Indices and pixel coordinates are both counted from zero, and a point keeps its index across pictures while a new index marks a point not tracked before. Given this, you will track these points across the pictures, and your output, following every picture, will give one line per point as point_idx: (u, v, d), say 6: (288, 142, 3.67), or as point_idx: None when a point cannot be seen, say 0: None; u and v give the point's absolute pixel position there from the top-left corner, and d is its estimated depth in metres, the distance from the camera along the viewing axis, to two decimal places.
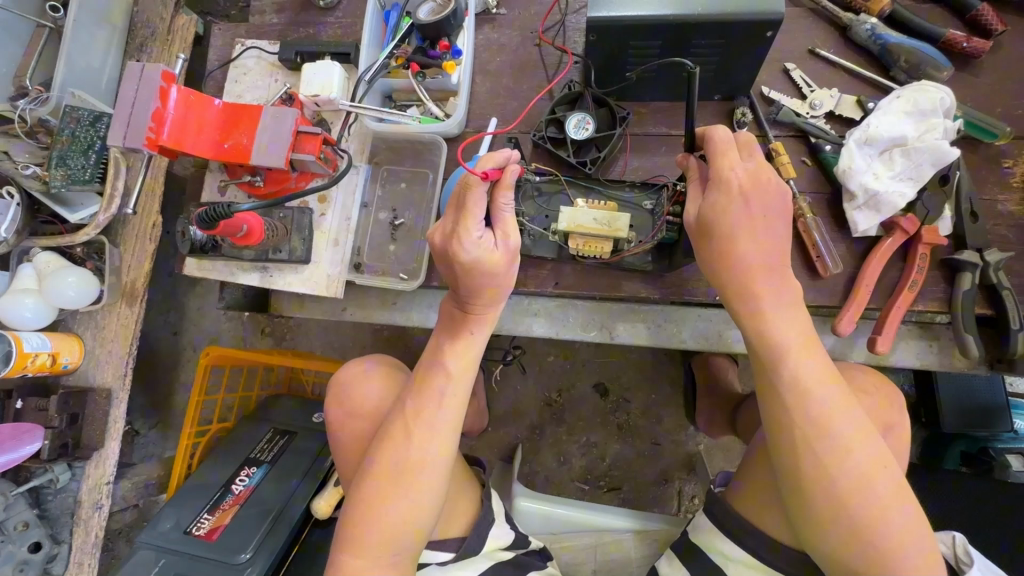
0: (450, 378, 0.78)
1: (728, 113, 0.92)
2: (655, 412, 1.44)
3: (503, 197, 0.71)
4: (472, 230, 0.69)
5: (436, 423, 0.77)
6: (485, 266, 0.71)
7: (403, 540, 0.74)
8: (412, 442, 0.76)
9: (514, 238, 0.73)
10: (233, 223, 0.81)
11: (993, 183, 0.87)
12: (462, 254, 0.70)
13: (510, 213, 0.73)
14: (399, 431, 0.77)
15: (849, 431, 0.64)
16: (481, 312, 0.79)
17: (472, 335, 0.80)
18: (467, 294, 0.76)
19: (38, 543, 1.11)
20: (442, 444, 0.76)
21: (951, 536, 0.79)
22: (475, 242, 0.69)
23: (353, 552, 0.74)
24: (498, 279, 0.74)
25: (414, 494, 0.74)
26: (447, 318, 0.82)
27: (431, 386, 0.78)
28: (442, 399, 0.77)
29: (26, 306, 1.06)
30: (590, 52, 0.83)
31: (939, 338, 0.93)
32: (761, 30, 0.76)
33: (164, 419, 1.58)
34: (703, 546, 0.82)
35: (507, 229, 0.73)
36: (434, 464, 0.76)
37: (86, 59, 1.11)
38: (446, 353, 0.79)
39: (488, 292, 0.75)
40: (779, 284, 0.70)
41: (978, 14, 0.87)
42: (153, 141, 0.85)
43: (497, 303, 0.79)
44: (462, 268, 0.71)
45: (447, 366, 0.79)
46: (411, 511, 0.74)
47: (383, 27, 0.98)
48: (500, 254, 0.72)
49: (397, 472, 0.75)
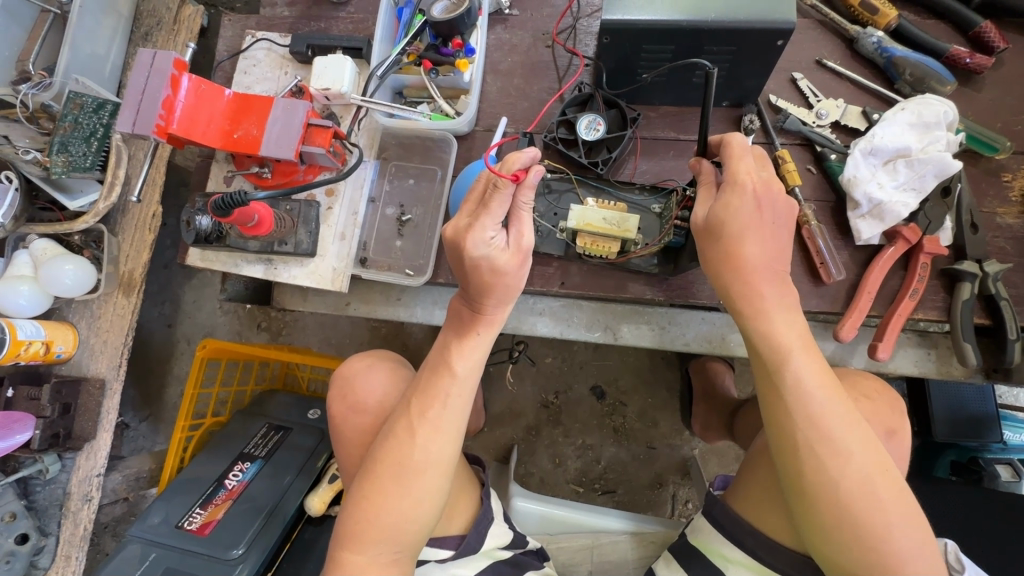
0: (456, 378, 0.77)
1: (736, 119, 0.93)
2: (651, 416, 1.44)
3: (524, 197, 0.70)
4: (486, 228, 0.69)
5: (442, 421, 0.76)
6: (496, 265, 0.71)
7: (408, 538, 0.74)
8: (418, 441, 0.75)
9: (528, 238, 0.72)
10: (245, 212, 0.82)
11: (992, 197, 0.89)
12: (472, 250, 0.70)
13: (527, 212, 0.72)
14: (402, 429, 0.77)
15: (854, 437, 0.65)
16: (490, 311, 0.78)
17: (478, 336, 0.78)
18: (475, 292, 0.75)
19: (25, 535, 1.08)
20: (449, 443, 0.76)
21: (944, 543, 0.80)
22: (485, 242, 0.70)
23: (354, 547, 0.74)
24: (507, 279, 0.73)
25: (417, 492, 0.74)
26: (455, 316, 0.81)
27: (437, 386, 0.77)
28: (448, 399, 0.77)
29: (21, 293, 1.04)
30: (603, 54, 0.85)
31: (937, 347, 0.94)
32: (772, 38, 0.77)
33: (155, 412, 1.57)
34: (702, 548, 0.83)
35: (522, 228, 0.72)
36: (442, 462, 0.75)
37: (91, 46, 1.10)
38: (453, 353, 0.78)
39: (497, 291, 0.74)
40: (781, 290, 0.71)
41: (981, 31, 0.89)
42: (163, 129, 0.85)
43: (505, 303, 0.78)
44: (472, 263, 0.71)
45: (452, 367, 0.77)
46: (413, 510, 0.74)
47: (396, 24, 0.98)
48: (512, 255, 0.72)
49: (403, 470, 0.75)
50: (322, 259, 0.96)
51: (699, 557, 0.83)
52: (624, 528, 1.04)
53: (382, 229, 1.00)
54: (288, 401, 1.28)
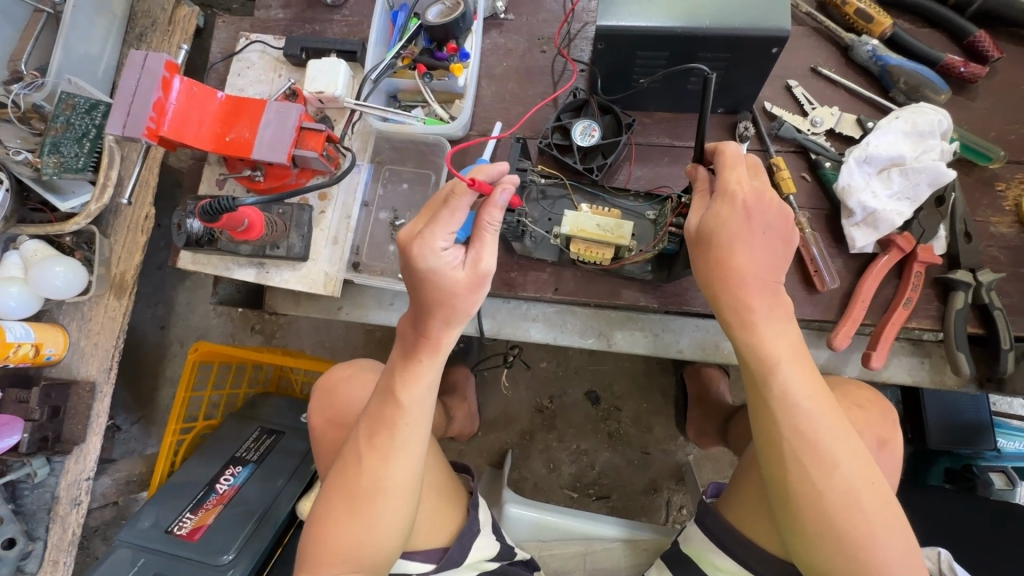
0: (400, 410, 0.73)
1: (731, 126, 0.93)
2: (645, 422, 1.44)
3: (488, 214, 0.66)
4: (436, 237, 0.66)
5: (389, 447, 0.73)
6: (443, 281, 0.67)
7: (360, 562, 0.74)
8: (364, 467, 0.74)
9: (484, 263, 0.68)
10: (235, 217, 0.81)
11: (986, 206, 0.89)
12: (419, 262, 0.66)
13: (492, 234, 0.68)
14: (352, 457, 0.75)
15: (841, 449, 0.65)
16: (434, 335, 0.71)
17: (422, 364, 0.73)
18: (420, 312, 0.70)
19: (12, 539, 1.07)
20: (394, 471, 0.73)
21: (936, 552, 0.79)
22: (434, 252, 0.66)
23: (312, 568, 0.75)
24: (456, 301, 0.68)
25: (367, 518, 0.73)
26: (403, 341, 0.75)
27: (383, 414, 0.74)
28: (394, 428, 0.73)
29: (12, 295, 1.03)
30: (597, 60, 0.84)
31: (931, 355, 0.94)
32: (767, 46, 0.77)
33: (147, 414, 1.56)
34: (695, 557, 0.82)
35: (482, 252, 0.68)
36: (387, 490, 0.73)
37: (84, 46, 1.10)
38: (398, 385, 0.73)
39: (442, 312, 0.69)
40: (772, 299, 0.70)
41: (975, 40, 0.89)
42: (154, 132, 0.84)
43: (453, 326, 0.71)
44: (416, 280, 0.68)
45: (398, 398, 0.73)
46: (360, 536, 0.73)
47: (391, 27, 0.98)
48: (461, 276, 0.67)
49: (350, 495, 0.74)
50: (314, 263, 0.95)
51: (690, 566, 0.82)
52: (618, 535, 1.03)
53: (375, 233, 0.99)
54: (281, 405, 1.28)
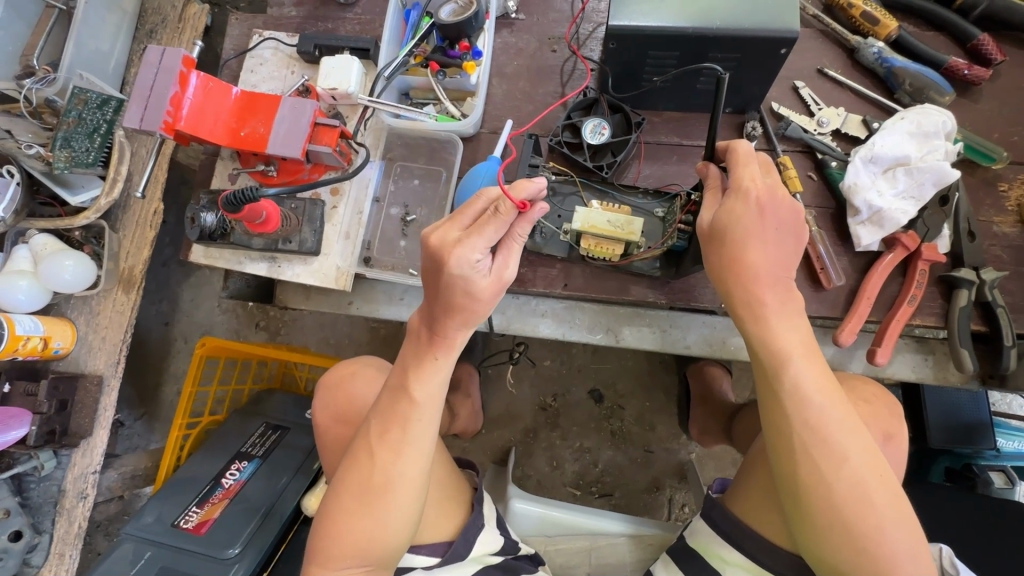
0: (412, 405, 0.74)
1: (739, 126, 0.95)
2: (649, 420, 1.45)
3: (521, 228, 0.68)
4: (475, 248, 0.66)
5: (398, 442, 0.74)
6: (472, 287, 0.68)
7: (369, 556, 0.74)
8: (374, 462, 0.74)
9: (510, 270, 0.71)
10: (255, 209, 0.82)
11: (989, 206, 0.90)
12: (454, 267, 0.66)
13: (519, 244, 0.70)
14: (363, 452, 0.76)
15: (851, 442, 0.66)
16: (449, 334, 0.73)
17: (436, 360, 0.74)
18: (437, 311, 0.71)
19: (19, 532, 1.07)
20: (405, 466, 0.74)
21: (939, 547, 0.80)
22: (470, 264, 0.66)
23: (321, 562, 0.75)
24: (475, 305, 0.70)
25: (379, 511, 0.73)
26: (413, 338, 0.76)
27: (394, 409, 0.75)
28: (406, 423, 0.74)
29: (21, 288, 1.04)
30: (609, 60, 0.86)
31: (934, 352, 0.96)
32: (776, 47, 0.78)
33: (150, 410, 1.56)
34: (702, 549, 0.83)
35: (509, 258, 0.71)
36: (398, 484, 0.74)
37: (95, 42, 1.10)
38: (409, 381, 0.74)
39: (459, 314, 0.70)
40: (783, 295, 0.71)
41: (979, 43, 0.91)
42: (171, 125, 0.85)
43: (468, 327, 0.73)
44: (448, 280, 0.67)
45: (410, 393, 0.74)
46: (371, 530, 0.74)
47: (404, 26, 0.99)
48: (490, 282, 0.69)
49: (362, 489, 0.74)
50: (326, 258, 0.96)
51: (698, 559, 0.83)
52: (623, 530, 1.05)
53: (386, 228, 1.00)
54: (286, 401, 1.28)
